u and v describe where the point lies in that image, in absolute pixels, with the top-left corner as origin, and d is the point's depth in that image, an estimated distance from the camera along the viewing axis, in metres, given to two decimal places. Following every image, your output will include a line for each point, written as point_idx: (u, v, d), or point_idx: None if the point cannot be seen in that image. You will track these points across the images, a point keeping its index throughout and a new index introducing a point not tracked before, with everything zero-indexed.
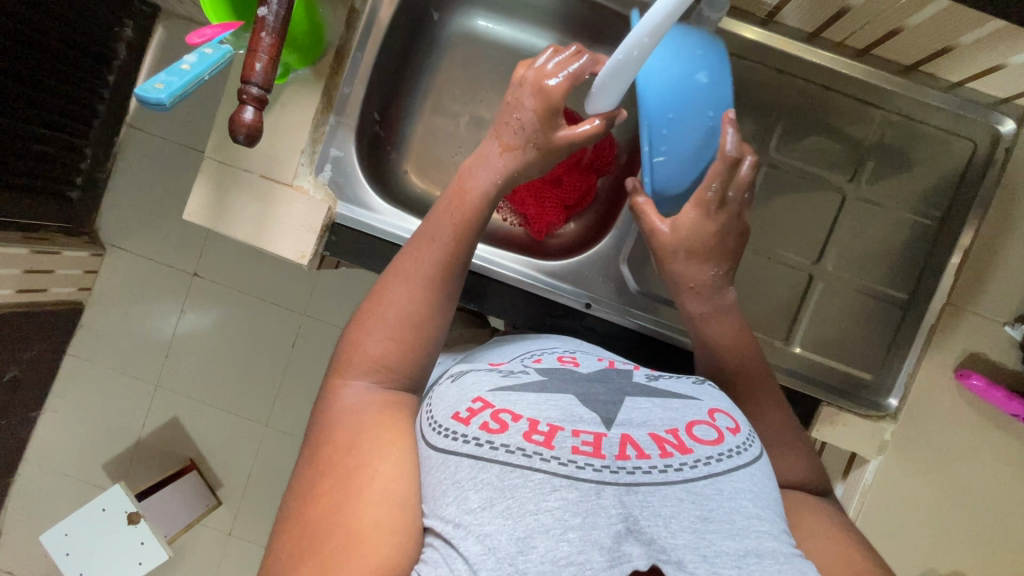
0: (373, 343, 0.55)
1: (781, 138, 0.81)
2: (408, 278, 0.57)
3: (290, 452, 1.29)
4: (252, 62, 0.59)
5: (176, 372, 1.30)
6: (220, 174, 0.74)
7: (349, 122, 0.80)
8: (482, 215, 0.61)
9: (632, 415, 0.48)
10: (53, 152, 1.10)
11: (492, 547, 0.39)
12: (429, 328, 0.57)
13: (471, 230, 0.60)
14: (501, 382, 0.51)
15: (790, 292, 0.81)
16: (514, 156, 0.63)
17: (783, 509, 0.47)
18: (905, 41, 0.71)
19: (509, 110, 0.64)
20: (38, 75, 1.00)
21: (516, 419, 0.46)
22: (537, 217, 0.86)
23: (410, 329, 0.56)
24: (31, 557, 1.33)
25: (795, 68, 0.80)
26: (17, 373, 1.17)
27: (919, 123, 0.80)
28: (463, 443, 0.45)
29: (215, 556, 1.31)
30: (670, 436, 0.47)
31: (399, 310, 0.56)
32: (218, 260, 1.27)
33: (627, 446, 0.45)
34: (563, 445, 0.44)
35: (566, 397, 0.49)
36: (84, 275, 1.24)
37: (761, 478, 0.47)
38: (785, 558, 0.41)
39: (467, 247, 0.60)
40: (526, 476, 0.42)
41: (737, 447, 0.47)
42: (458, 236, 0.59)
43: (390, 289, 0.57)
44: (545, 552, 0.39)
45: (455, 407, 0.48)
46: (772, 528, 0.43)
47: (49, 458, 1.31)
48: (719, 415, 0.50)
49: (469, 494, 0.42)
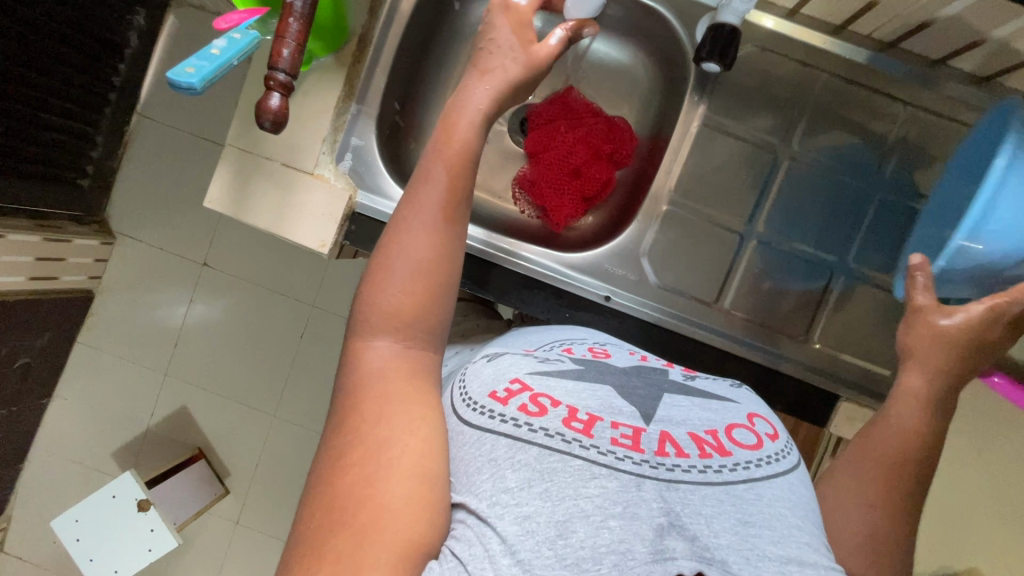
0: (391, 299, 0.50)
1: (804, 133, 0.81)
2: (415, 224, 0.52)
3: (299, 442, 1.30)
4: (280, 48, 0.59)
5: (186, 361, 1.30)
6: (241, 159, 0.74)
7: (370, 110, 0.80)
8: (475, 146, 0.55)
9: (671, 413, 0.49)
10: (65, 140, 1.10)
11: (530, 528, 0.40)
12: (446, 277, 0.52)
13: (467, 164, 0.54)
14: (538, 367, 0.51)
15: (810, 288, 0.81)
16: (498, 78, 0.57)
17: (822, 525, 0.47)
18: (934, 34, 0.71)
19: (483, 39, 0.60)
20: (54, 63, 0.99)
21: (555, 405, 0.46)
22: (555, 209, 0.85)
23: (427, 281, 0.51)
24: (39, 543, 1.34)
25: (820, 62, 0.79)
26: (29, 360, 1.17)
27: (945, 120, 0.78)
28: (500, 422, 0.45)
29: (222, 545, 1.32)
30: (709, 437, 0.47)
31: (411, 260, 0.51)
32: (228, 250, 1.27)
33: (666, 442, 0.45)
34: (602, 435, 0.44)
35: (604, 388, 0.49)
36: (95, 263, 1.25)
37: (800, 487, 0.46)
38: (826, 571, 0.41)
39: (466, 185, 0.54)
40: (565, 461, 0.42)
41: (776, 454, 0.47)
42: (453, 173, 0.53)
43: (401, 238, 0.52)
44: (585, 538, 0.39)
45: (491, 386, 0.49)
46: (813, 540, 0.43)
47: (58, 445, 1.32)
48: (758, 420, 0.50)
49: (506, 473, 0.42)
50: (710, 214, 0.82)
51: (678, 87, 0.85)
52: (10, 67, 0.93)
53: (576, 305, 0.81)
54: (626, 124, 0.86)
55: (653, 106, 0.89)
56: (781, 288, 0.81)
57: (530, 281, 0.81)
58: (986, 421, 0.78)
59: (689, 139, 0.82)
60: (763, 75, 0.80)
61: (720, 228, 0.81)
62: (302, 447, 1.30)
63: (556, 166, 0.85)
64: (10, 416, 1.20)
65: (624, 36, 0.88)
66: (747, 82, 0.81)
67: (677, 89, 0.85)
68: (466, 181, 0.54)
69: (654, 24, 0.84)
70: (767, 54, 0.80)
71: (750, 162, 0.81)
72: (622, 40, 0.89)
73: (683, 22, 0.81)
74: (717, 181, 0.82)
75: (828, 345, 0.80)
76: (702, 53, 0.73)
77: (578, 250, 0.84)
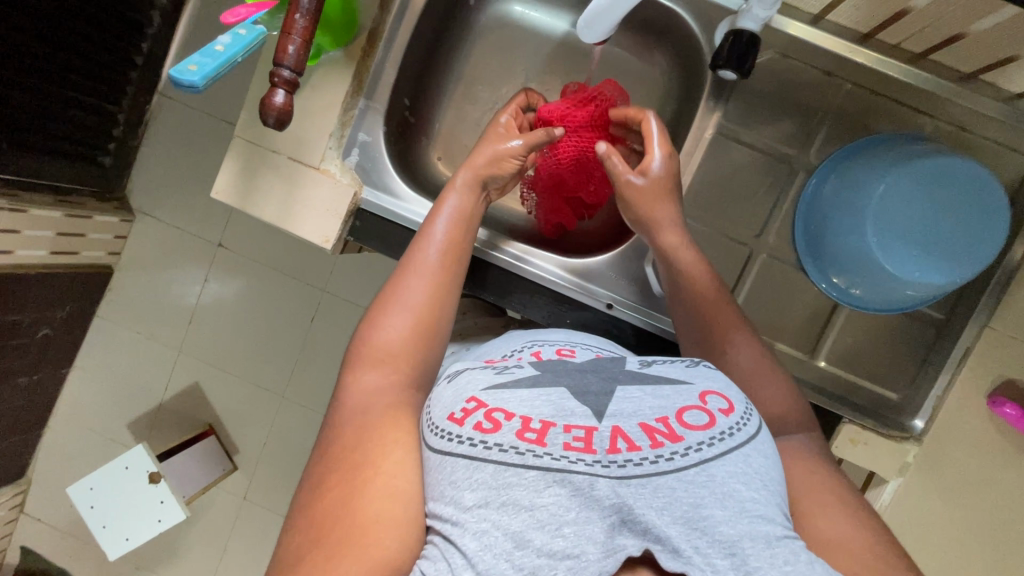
0: (387, 332, 0.60)
1: (822, 144, 0.78)
2: (420, 270, 0.64)
3: (305, 424, 1.32)
4: (285, 45, 0.58)
5: (198, 339, 1.33)
6: (248, 152, 0.74)
7: (379, 106, 0.79)
8: (460, 221, 0.68)
9: (622, 406, 0.47)
10: (87, 118, 1.12)
11: (488, 543, 0.40)
12: (433, 318, 0.62)
13: (454, 233, 0.67)
14: (495, 380, 0.49)
15: (818, 303, 0.79)
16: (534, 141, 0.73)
17: (781, 485, 0.47)
18: (965, 49, 0.67)
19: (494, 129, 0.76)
20: (75, 41, 1.00)
21: (508, 418, 0.45)
22: (547, 211, 0.84)
23: (422, 318, 0.61)
24: (56, 507, 1.39)
25: (845, 71, 0.76)
26: (49, 331, 1.21)
27: (971, 135, 0.75)
28: (458, 443, 0.45)
29: (229, 519, 1.35)
30: (660, 425, 0.45)
31: (412, 297, 0.62)
32: (242, 232, 1.29)
33: (617, 439, 0.44)
34: (555, 442, 0.43)
35: (558, 390, 0.48)
36: (114, 240, 1.27)
37: (756, 458, 0.45)
38: (779, 538, 0.42)
39: (450, 244, 0.66)
40: (519, 474, 0.42)
41: (729, 429, 0.46)
42: (439, 238, 0.66)
43: (402, 288, 0.63)
44: (541, 546, 0.40)
45: (450, 407, 0.48)
46: (769, 512, 0.43)
47: (77, 413, 1.36)
48: (711, 397, 0.48)
49: (465, 493, 0.43)
50: (719, 222, 0.79)
51: (693, 91, 0.82)
52: (33, 44, 0.94)
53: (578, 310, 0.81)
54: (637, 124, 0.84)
55: (669, 109, 0.87)
56: (781, 304, 0.79)
57: (534, 286, 0.81)
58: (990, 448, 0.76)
59: (703, 145, 0.79)
60: (785, 82, 0.78)
61: (728, 240, 0.79)
62: (308, 429, 1.32)
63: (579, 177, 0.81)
64: (32, 384, 1.24)
65: (642, 34, 0.86)
66: (765, 88, 0.78)
67: (693, 94, 0.82)
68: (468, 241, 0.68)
69: (672, 25, 0.81)
70: (787, 60, 0.77)
71: (763, 171, 0.79)
72: (639, 41, 0.87)
73: (701, 23, 0.78)
74: (729, 188, 0.79)
75: (832, 364, 0.79)
76: (718, 60, 0.71)
77: (585, 256, 0.83)
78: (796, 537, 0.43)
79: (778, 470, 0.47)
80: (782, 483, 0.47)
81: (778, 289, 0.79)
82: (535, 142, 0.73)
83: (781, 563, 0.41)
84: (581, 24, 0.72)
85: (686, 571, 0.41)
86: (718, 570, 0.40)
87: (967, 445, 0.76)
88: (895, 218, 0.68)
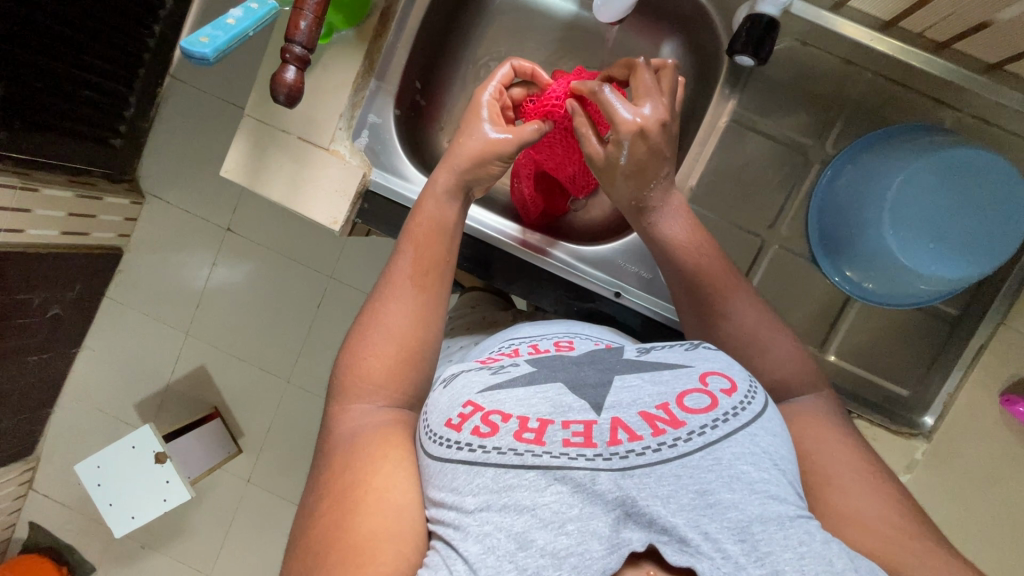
0: (369, 359, 0.58)
1: (839, 135, 0.77)
2: (398, 295, 0.61)
3: (311, 408, 1.32)
4: (297, 20, 0.58)
5: (206, 322, 1.33)
6: (259, 131, 0.74)
7: (389, 88, 0.79)
8: (444, 236, 0.65)
9: (620, 396, 0.47)
10: (100, 100, 1.12)
11: (491, 546, 0.40)
12: (420, 341, 0.59)
13: (439, 247, 0.64)
14: (490, 381, 0.49)
15: (830, 298, 0.78)
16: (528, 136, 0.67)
17: (792, 465, 0.46)
18: (991, 37, 0.65)
19: (473, 116, 0.69)
20: (85, 19, 1.00)
21: (505, 420, 0.45)
22: (529, 194, 0.81)
23: (405, 341, 0.59)
24: (65, 485, 1.40)
25: (865, 61, 0.75)
26: (60, 310, 1.22)
27: (993, 127, 0.74)
28: (457, 449, 0.45)
29: (234, 501, 1.36)
30: (660, 412, 0.45)
31: (390, 324, 0.59)
32: (250, 216, 1.29)
33: (617, 430, 0.44)
34: (554, 439, 0.44)
35: (554, 386, 0.48)
36: (124, 222, 1.28)
37: (763, 437, 0.45)
38: (792, 520, 0.41)
39: (434, 260, 0.63)
40: (520, 475, 0.42)
41: (732, 409, 0.45)
42: (421, 251, 0.63)
43: (380, 313, 0.60)
44: (545, 546, 0.40)
45: (446, 413, 0.48)
46: (779, 492, 0.43)
47: (86, 393, 1.38)
48: (712, 378, 0.48)
49: (466, 497, 0.43)
50: (732, 213, 0.78)
51: (708, 79, 0.81)
52: (46, 22, 0.94)
53: (586, 297, 0.81)
54: (677, 76, 0.66)
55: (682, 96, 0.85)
56: (795, 298, 0.78)
57: (538, 273, 0.81)
58: (999, 445, 0.76)
59: (717, 134, 0.78)
60: (802, 72, 0.76)
61: (741, 230, 0.78)
62: (313, 413, 1.33)
63: (564, 154, 0.78)
64: (41, 363, 1.25)
65: (657, 20, 0.84)
66: (783, 78, 0.77)
67: (707, 82, 0.80)
68: (446, 252, 0.64)
69: (689, 13, 0.80)
70: (805, 48, 0.76)
71: (778, 162, 0.78)
72: (655, 28, 0.85)
73: (719, 10, 0.77)
74: (743, 178, 0.78)
75: (844, 360, 0.77)
76: (735, 46, 0.71)
77: (592, 244, 0.83)
78: (810, 517, 0.43)
79: (786, 447, 0.47)
80: (792, 461, 0.47)
81: (790, 282, 0.78)
82: (525, 139, 0.67)
83: (795, 545, 0.40)
84: (597, 5, 0.78)
85: (693, 563, 0.40)
86: (729, 557, 0.40)
87: (976, 442, 0.76)
88: (918, 217, 0.67)
